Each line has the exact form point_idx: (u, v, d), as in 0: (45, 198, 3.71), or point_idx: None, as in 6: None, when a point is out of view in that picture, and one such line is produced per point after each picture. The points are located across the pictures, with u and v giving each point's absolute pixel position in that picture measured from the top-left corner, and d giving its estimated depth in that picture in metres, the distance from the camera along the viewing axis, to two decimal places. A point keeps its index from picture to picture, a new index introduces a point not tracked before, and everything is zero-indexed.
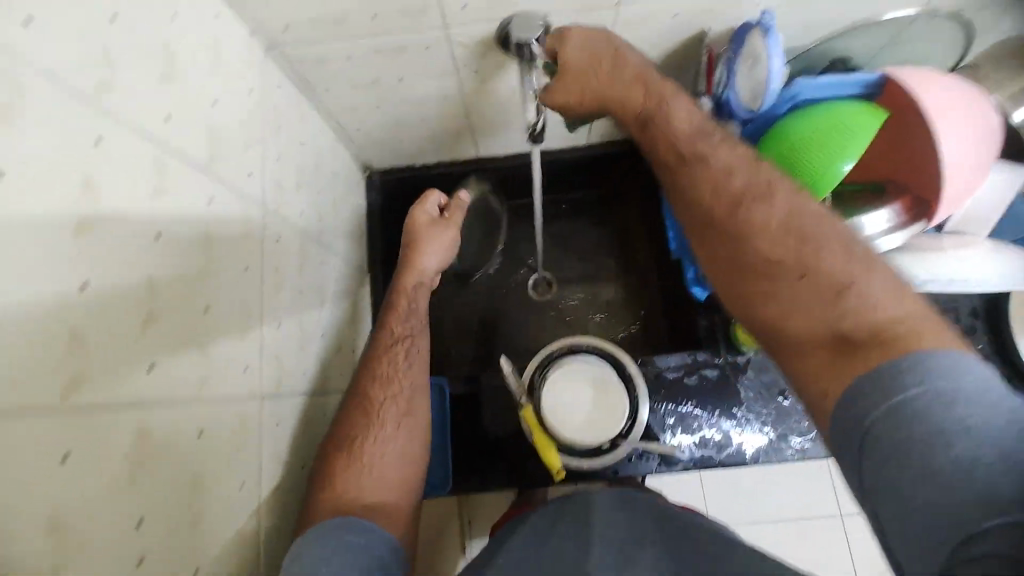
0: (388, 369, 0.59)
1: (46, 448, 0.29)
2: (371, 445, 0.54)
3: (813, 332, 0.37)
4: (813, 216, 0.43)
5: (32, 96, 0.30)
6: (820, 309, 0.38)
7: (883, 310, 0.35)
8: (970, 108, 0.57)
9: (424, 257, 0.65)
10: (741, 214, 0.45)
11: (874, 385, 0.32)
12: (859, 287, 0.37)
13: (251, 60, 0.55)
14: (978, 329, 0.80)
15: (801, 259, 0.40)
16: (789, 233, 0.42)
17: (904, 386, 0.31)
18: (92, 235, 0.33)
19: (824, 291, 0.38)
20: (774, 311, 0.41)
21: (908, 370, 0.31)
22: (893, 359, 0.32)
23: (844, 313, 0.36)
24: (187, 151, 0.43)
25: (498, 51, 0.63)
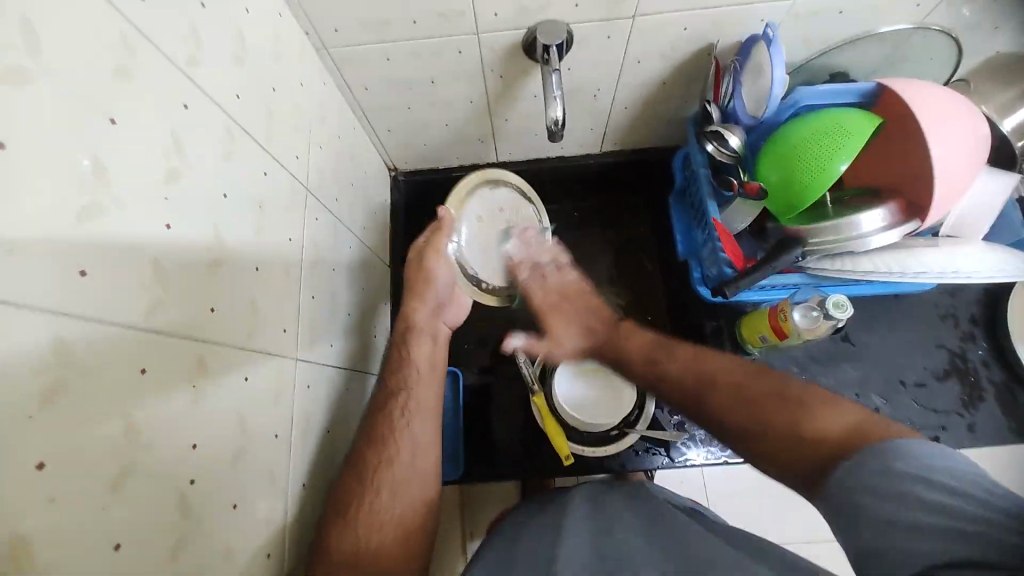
0: (386, 429, 0.57)
1: (129, 356, 0.32)
2: (372, 510, 0.53)
3: (780, 451, 0.46)
4: (772, 388, 0.51)
5: (141, 57, 0.35)
6: (789, 437, 0.46)
7: (834, 426, 0.44)
8: (958, 115, 0.61)
9: (417, 310, 0.68)
10: (711, 398, 0.55)
11: (857, 465, 0.40)
12: (813, 414, 0.46)
13: (303, 57, 0.61)
14: (977, 335, 0.82)
15: (761, 411, 0.50)
16: (753, 391, 0.52)
17: (893, 446, 0.40)
18: (175, 180, 0.37)
19: (782, 423, 0.47)
20: (769, 452, 0.48)
21: (895, 447, 0.39)
22: (863, 458, 0.40)
23: (802, 433, 0.45)
24: (249, 127, 0.48)
25: (523, 58, 0.69)
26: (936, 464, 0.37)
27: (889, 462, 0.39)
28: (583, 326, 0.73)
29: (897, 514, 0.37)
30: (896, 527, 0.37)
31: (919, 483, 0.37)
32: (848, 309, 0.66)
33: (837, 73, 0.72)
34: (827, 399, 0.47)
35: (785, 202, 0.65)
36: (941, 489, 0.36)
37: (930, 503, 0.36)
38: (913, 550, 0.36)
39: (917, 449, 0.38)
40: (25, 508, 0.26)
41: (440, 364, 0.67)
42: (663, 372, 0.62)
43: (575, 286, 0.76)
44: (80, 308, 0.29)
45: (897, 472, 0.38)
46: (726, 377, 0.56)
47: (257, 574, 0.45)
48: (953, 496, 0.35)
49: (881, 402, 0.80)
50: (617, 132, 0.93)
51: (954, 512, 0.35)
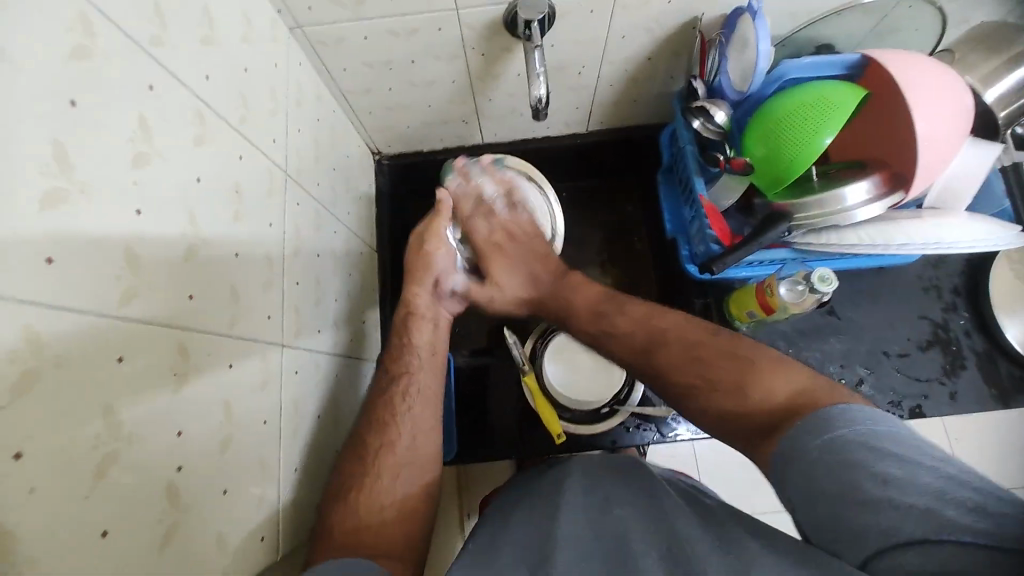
0: (388, 413, 0.59)
1: (106, 346, 0.32)
2: (373, 494, 0.53)
3: (727, 409, 0.50)
4: (724, 350, 0.54)
5: (100, 37, 0.34)
6: (739, 399, 0.49)
7: (782, 390, 0.48)
8: (944, 85, 0.61)
9: (418, 295, 0.69)
10: (659, 356, 0.57)
11: (802, 431, 0.43)
12: (760, 377, 0.49)
13: (277, 38, 0.60)
14: (960, 305, 0.84)
15: (707, 368, 0.53)
16: (703, 349, 0.55)
17: (841, 414, 0.42)
18: (144, 166, 0.36)
19: (728, 385, 0.51)
20: (725, 408, 0.50)
21: (844, 414, 0.42)
22: (807, 425, 0.43)
23: (751, 396, 0.49)
24: (222, 110, 0.47)
25: (504, 35, 0.68)
26: (879, 431, 0.40)
27: (838, 431, 0.41)
28: (527, 272, 0.71)
29: (856, 488, 0.38)
30: (856, 501, 0.38)
31: (875, 457, 0.38)
32: (834, 283, 0.66)
33: (823, 45, 0.71)
34: (775, 363, 0.50)
35: (772, 176, 0.65)
36: (923, 472, 0.37)
37: (885, 475, 0.37)
38: (879, 528, 0.36)
39: (861, 417, 0.42)
40: (6, 499, 0.26)
41: (441, 350, 0.67)
42: (612, 327, 0.62)
43: (530, 232, 0.74)
44: (51, 299, 0.29)
45: (850, 441, 0.40)
46: (679, 336, 0.57)
47: (253, 557, 0.45)
48: (903, 468, 0.37)
49: (866, 373, 0.82)
50: (603, 110, 0.91)
51: (909, 484, 0.37)
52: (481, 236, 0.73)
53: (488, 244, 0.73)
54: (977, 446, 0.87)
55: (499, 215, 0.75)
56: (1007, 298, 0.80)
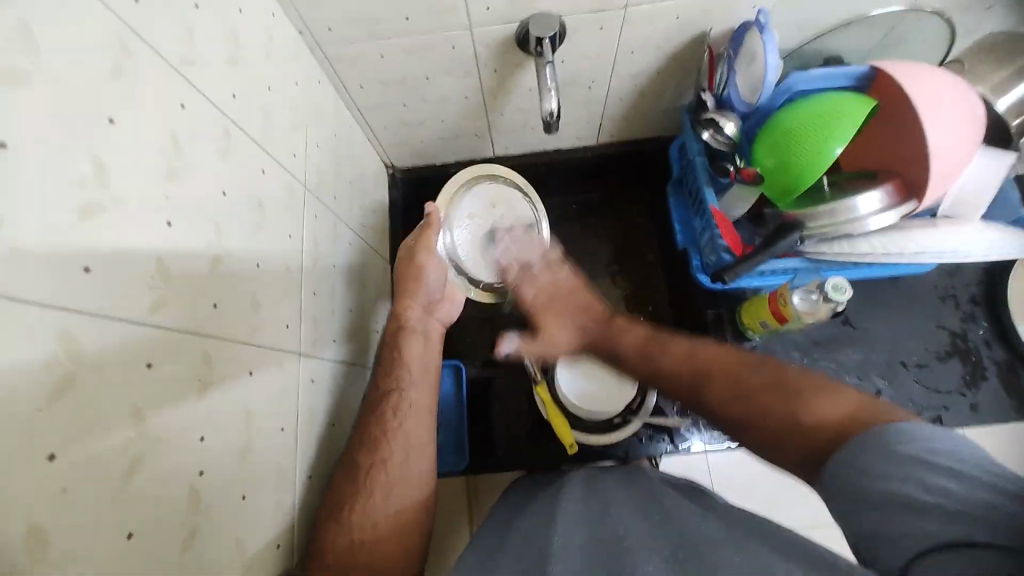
0: (378, 430, 0.57)
1: (135, 350, 0.33)
2: (364, 512, 0.52)
3: (788, 446, 0.46)
4: (770, 379, 0.51)
5: (136, 58, 0.36)
6: (783, 429, 0.46)
7: (832, 414, 0.44)
8: (953, 94, 0.61)
9: (409, 308, 0.68)
10: (702, 390, 0.56)
11: (866, 445, 0.40)
12: (809, 403, 0.46)
13: (297, 56, 0.62)
14: (978, 314, 0.82)
15: (755, 403, 0.50)
16: (749, 378, 0.53)
17: (896, 427, 0.40)
18: (175, 179, 0.38)
19: (780, 416, 0.47)
20: (769, 436, 0.48)
21: (905, 428, 0.39)
22: (864, 441, 0.40)
23: (799, 424, 0.45)
24: (246, 127, 0.49)
25: (515, 51, 0.70)
26: (940, 446, 0.37)
27: (889, 441, 0.39)
28: (576, 322, 0.74)
29: (896, 492, 0.37)
30: (896, 505, 0.36)
31: (923, 468, 0.37)
32: (848, 291, 0.67)
33: (832, 57, 0.72)
34: (824, 389, 0.47)
35: (783, 187, 0.65)
36: (945, 473, 0.36)
37: (927, 483, 0.36)
38: (915, 531, 0.35)
39: (921, 431, 0.39)
40: (40, 497, 0.27)
41: (432, 366, 0.66)
42: (659, 366, 0.63)
43: (574, 285, 0.77)
44: (87, 305, 0.30)
45: (899, 451, 0.38)
46: (722, 368, 0.56)
47: (268, 564, 0.46)
48: (960, 482, 0.35)
49: (883, 384, 0.80)
50: (613, 123, 0.93)
51: (954, 494, 0.35)
52: (536, 291, 0.77)
53: (546, 302, 0.77)
54: None
55: (537, 271, 0.78)
56: None
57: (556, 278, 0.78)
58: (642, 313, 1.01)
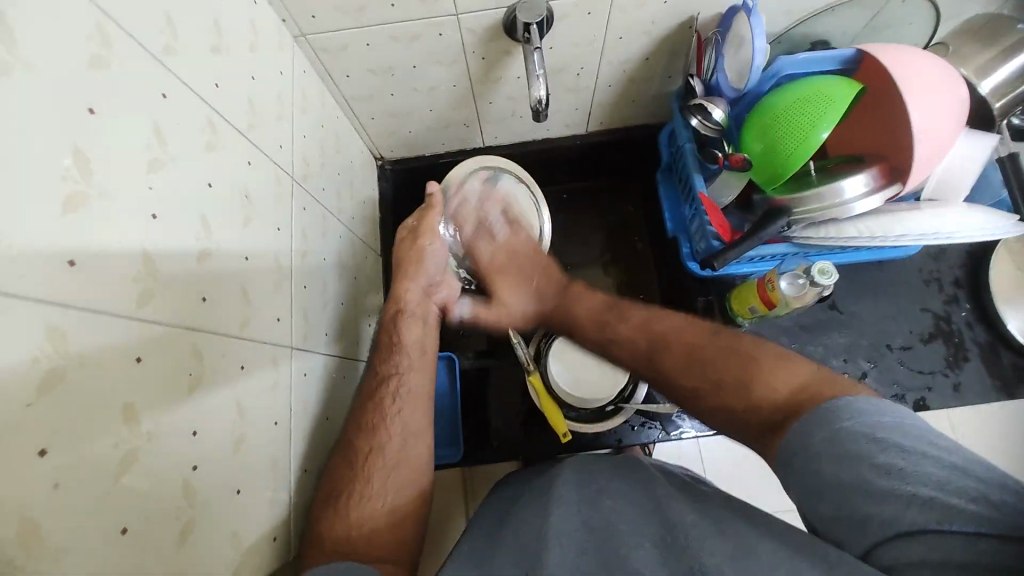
0: (377, 416, 0.57)
1: (124, 345, 0.33)
2: (363, 498, 0.52)
3: (734, 410, 0.50)
4: (723, 349, 0.54)
5: (116, 48, 0.35)
6: (741, 403, 0.49)
7: (784, 386, 0.48)
8: (938, 76, 0.62)
9: (406, 287, 0.69)
10: (661, 359, 0.57)
11: (812, 424, 0.43)
12: (764, 374, 0.49)
13: (282, 46, 0.61)
14: (961, 297, 0.84)
15: (711, 371, 0.53)
16: (707, 348, 0.55)
17: (842, 407, 0.43)
18: (159, 172, 0.37)
19: (731, 387, 0.51)
20: (728, 408, 0.51)
21: (846, 405, 0.43)
22: (823, 416, 0.43)
23: (755, 397, 0.49)
24: (231, 117, 0.48)
25: (503, 39, 0.69)
26: (884, 423, 0.41)
27: (841, 423, 0.41)
28: (532, 292, 0.73)
29: (864, 482, 0.38)
30: (861, 493, 0.38)
31: (877, 451, 0.39)
32: (834, 275, 0.67)
33: (819, 41, 0.72)
34: (776, 361, 0.50)
35: (771, 171, 0.66)
36: (905, 457, 0.38)
37: (889, 469, 0.38)
38: (881, 517, 0.37)
39: (865, 408, 0.42)
40: (31, 493, 0.26)
41: (430, 350, 0.65)
42: (614, 334, 0.62)
43: (530, 248, 0.76)
44: (75, 301, 0.30)
45: (851, 432, 0.41)
46: (680, 336, 0.58)
47: (265, 556, 0.46)
48: (908, 462, 0.38)
49: (869, 367, 0.82)
50: (602, 111, 0.93)
51: (912, 478, 0.37)
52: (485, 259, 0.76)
53: (494, 264, 0.75)
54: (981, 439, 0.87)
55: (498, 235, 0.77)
56: (1008, 289, 0.81)
57: (518, 241, 0.77)
58: (633, 301, 1.02)
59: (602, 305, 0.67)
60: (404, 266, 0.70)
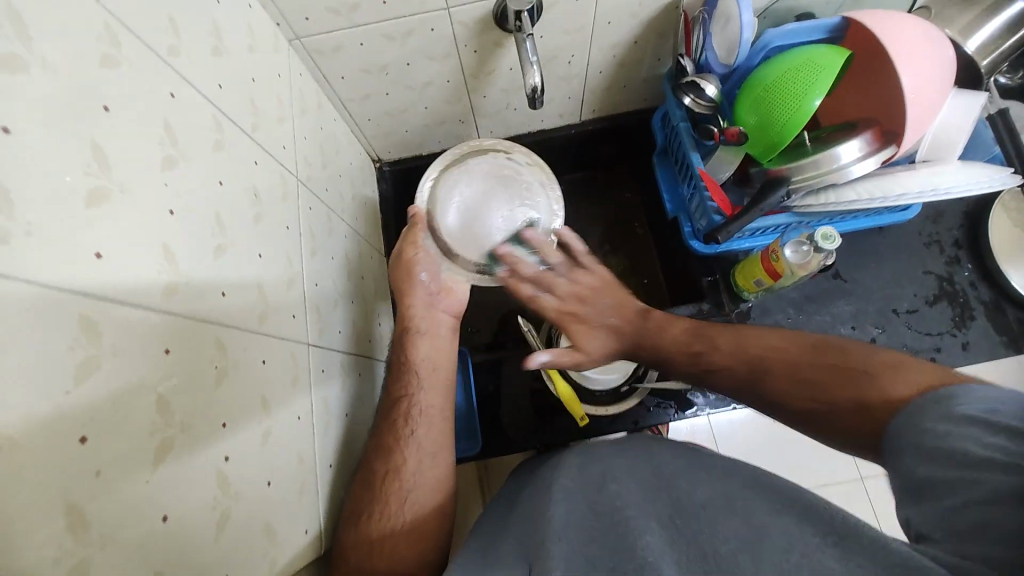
0: (391, 435, 0.57)
1: (153, 336, 0.33)
2: (383, 517, 0.53)
3: (851, 425, 0.47)
4: (830, 363, 0.52)
5: (125, 47, 0.35)
6: (853, 410, 0.47)
7: (906, 391, 0.44)
8: (922, 34, 0.63)
9: (412, 307, 0.67)
10: (766, 384, 0.55)
11: (921, 411, 0.41)
12: (880, 383, 0.46)
13: (277, 49, 0.62)
14: (962, 258, 0.85)
15: (821, 389, 0.51)
16: (818, 368, 0.52)
17: (955, 395, 0.40)
18: (172, 168, 0.38)
19: (846, 400, 0.48)
20: (850, 420, 0.47)
21: (968, 393, 0.39)
22: (929, 407, 0.41)
23: (866, 405, 0.46)
24: (236, 117, 0.49)
25: (494, 30, 0.70)
26: (999, 407, 0.37)
27: (955, 406, 0.39)
28: (607, 324, 0.67)
29: (952, 449, 0.37)
30: (944, 461, 0.37)
31: (981, 426, 0.36)
32: (837, 239, 0.68)
33: (804, 13, 0.73)
34: (895, 366, 0.47)
35: (767, 142, 0.66)
36: (997, 428, 0.35)
37: (987, 439, 0.35)
38: (958, 479, 0.35)
39: (989, 396, 0.38)
40: (74, 479, 0.27)
41: (442, 365, 0.65)
42: (710, 362, 0.60)
43: (605, 279, 0.71)
44: (107, 291, 0.30)
45: (960, 413, 0.38)
46: (778, 359, 0.56)
47: (299, 549, 0.47)
48: (1012, 435, 0.34)
49: (877, 332, 0.83)
50: (594, 99, 0.94)
51: (1009, 447, 0.34)
52: (551, 295, 0.69)
53: (563, 300, 0.69)
54: None
55: (563, 279, 0.70)
56: (1007, 246, 0.82)
57: (602, 269, 0.72)
58: (638, 287, 1.03)
59: (686, 336, 0.64)
60: (400, 286, 0.68)
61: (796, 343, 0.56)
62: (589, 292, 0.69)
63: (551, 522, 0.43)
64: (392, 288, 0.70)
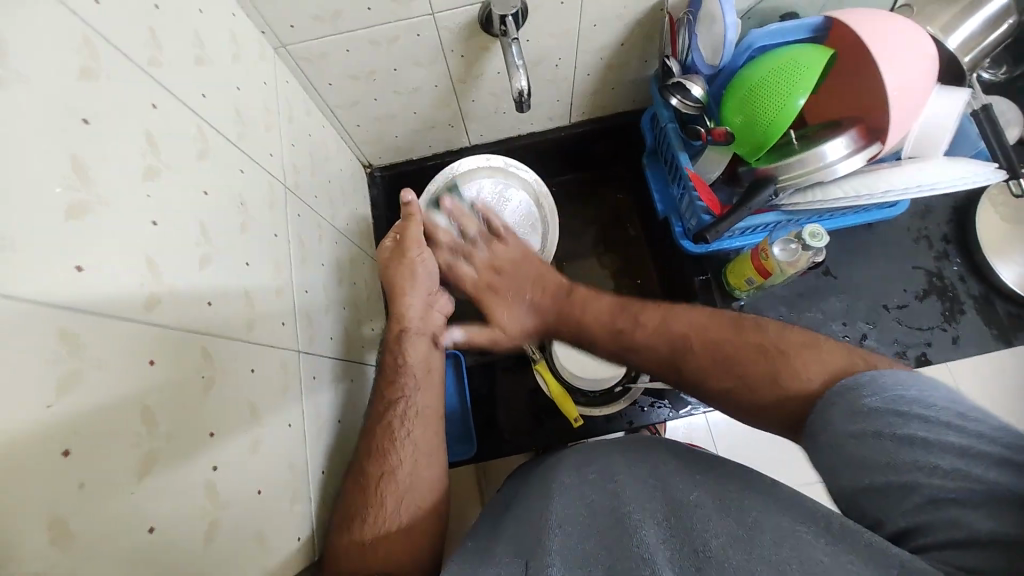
0: (384, 437, 0.57)
1: (137, 347, 0.33)
2: (377, 520, 0.52)
3: (771, 406, 0.48)
4: (756, 342, 0.51)
5: (105, 60, 0.35)
6: (772, 395, 0.47)
7: (817, 377, 0.45)
8: (904, 31, 0.63)
9: (410, 307, 0.67)
10: (689, 360, 0.55)
11: (839, 399, 0.41)
12: (795, 366, 0.47)
13: (263, 57, 0.62)
14: (951, 252, 0.86)
15: (741, 367, 0.51)
16: (735, 345, 0.53)
17: (870, 381, 0.40)
18: (155, 179, 0.38)
19: (763, 381, 0.48)
20: (769, 399, 0.48)
21: (868, 380, 0.40)
22: (839, 395, 0.41)
23: (782, 389, 0.47)
24: (222, 128, 0.49)
25: (479, 35, 0.70)
26: (909, 395, 0.38)
27: (862, 398, 0.39)
28: (530, 306, 0.71)
29: (885, 451, 0.37)
30: (880, 464, 0.37)
31: (897, 419, 0.37)
32: (824, 237, 0.69)
33: (788, 13, 0.74)
34: (807, 349, 0.47)
35: (754, 142, 0.67)
36: (916, 422, 0.36)
37: (911, 437, 0.36)
38: (897, 482, 0.36)
39: (894, 381, 0.39)
40: (56, 492, 0.27)
41: (436, 366, 0.65)
42: (634, 341, 0.60)
43: (520, 255, 0.73)
44: (88, 304, 0.30)
45: (873, 407, 0.38)
46: (703, 336, 0.55)
47: (290, 557, 0.47)
48: (934, 429, 0.35)
49: (868, 327, 0.83)
50: (583, 101, 0.94)
51: (937, 444, 0.35)
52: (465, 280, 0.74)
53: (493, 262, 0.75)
54: (976, 390, 0.90)
55: (479, 254, 0.74)
56: (996, 240, 0.83)
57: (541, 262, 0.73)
58: (631, 287, 1.04)
59: (611, 310, 0.65)
60: (400, 284, 0.68)
61: (715, 322, 0.56)
62: (496, 268, 0.73)
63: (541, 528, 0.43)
64: (385, 283, 0.69)
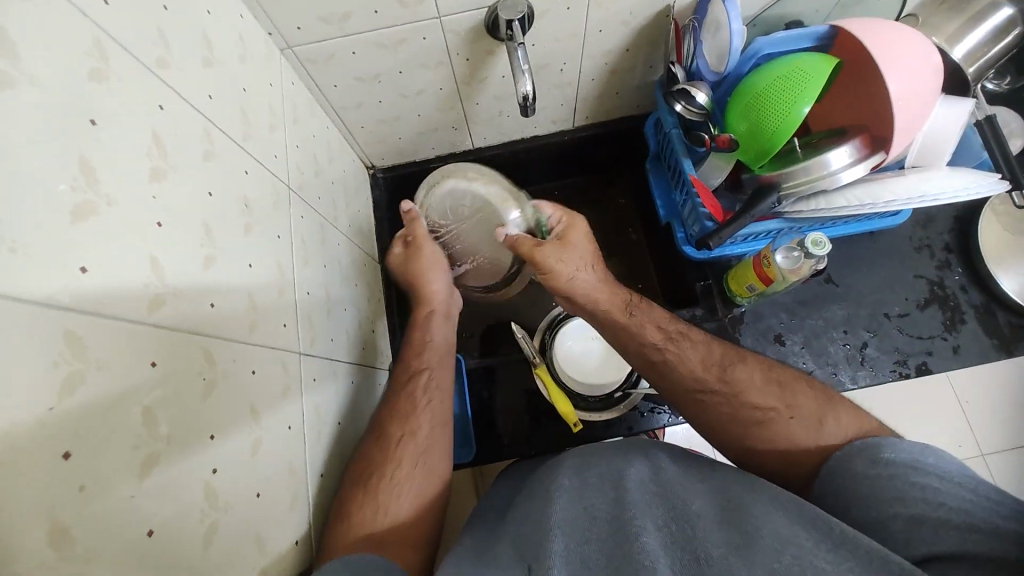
0: (407, 405, 0.61)
1: (141, 349, 0.33)
2: (381, 505, 0.52)
3: (798, 442, 0.51)
4: (794, 384, 0.56)
5: (113, 61, 0.35)
6: (807, 435, 0.51)
7: (849, 426, 0.50)
8: (909, 41, 0.63)
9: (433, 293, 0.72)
10: (727, 386, 0.58)
11: (856, 452, 0.47)
12: (831, 413, 0.52)
13: (269, 58, 0.62)
14: (952, 262, 0.86)
15: (780, 402, 0.55)
16: (778, 385, 0.56)
17: (887, 441, 0.46)
18: (160, 179, 0.38)
19: (803, 419, 0.52)
20: (799, 437, 0.51)
21: (888, 441, 0.46)
22: (863, 447, 0.47)
23: (817, 431, 0.51)
24: (228, 128, 0.49)
25: (485, 39, 0.70)
26: (923, 458, 0.44)
27: (881, 452, 0.45)
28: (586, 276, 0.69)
29: (893, 489, 0.42)
30: (885, 497, 0.42)
31: (912, 470, 0.43)
32: (827, 245, 0.68)
33: (793, 20, 0.74)
34: (843, 405, 0.53)
35: (758, 149, 0.67)
36: (930, 475, 0.42)
37: (922, 483, 0.41)
38: (901, 517, 0.41)
39: (911, 446, 0.45)
40: (57, 494, 0.27)
41: (451, 359, 0.69)
42: (681, 358, 0.61)
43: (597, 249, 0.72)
44: (91, 305, 0.30)
45: (893, 460, 0.44)
46: (747, 367, 0.59)
47: (288, 561, 0.47)
48: (943, 482, 0.41)
49: (869, 336, 0.83)
50: (587, 106, 0.94)
51: (941, 492, 0.40)
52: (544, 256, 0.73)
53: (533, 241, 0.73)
54: (975, 399, 0.90)
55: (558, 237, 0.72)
56: (997, 250, 0.83)
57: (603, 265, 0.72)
58: (632, 291, 1.04)
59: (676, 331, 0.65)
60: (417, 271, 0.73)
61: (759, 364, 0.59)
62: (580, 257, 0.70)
63: (540, 533, 0.42)
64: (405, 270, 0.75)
